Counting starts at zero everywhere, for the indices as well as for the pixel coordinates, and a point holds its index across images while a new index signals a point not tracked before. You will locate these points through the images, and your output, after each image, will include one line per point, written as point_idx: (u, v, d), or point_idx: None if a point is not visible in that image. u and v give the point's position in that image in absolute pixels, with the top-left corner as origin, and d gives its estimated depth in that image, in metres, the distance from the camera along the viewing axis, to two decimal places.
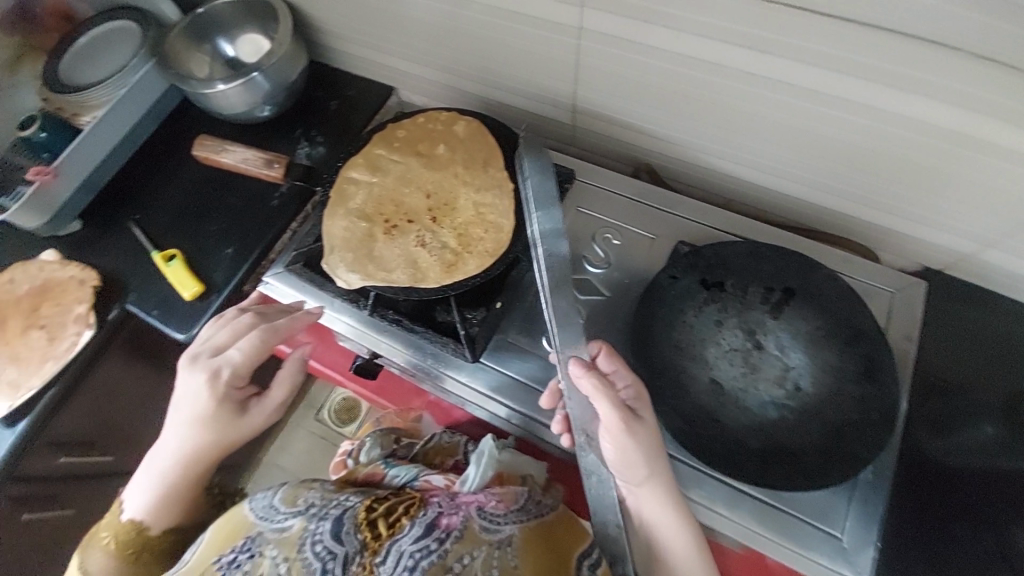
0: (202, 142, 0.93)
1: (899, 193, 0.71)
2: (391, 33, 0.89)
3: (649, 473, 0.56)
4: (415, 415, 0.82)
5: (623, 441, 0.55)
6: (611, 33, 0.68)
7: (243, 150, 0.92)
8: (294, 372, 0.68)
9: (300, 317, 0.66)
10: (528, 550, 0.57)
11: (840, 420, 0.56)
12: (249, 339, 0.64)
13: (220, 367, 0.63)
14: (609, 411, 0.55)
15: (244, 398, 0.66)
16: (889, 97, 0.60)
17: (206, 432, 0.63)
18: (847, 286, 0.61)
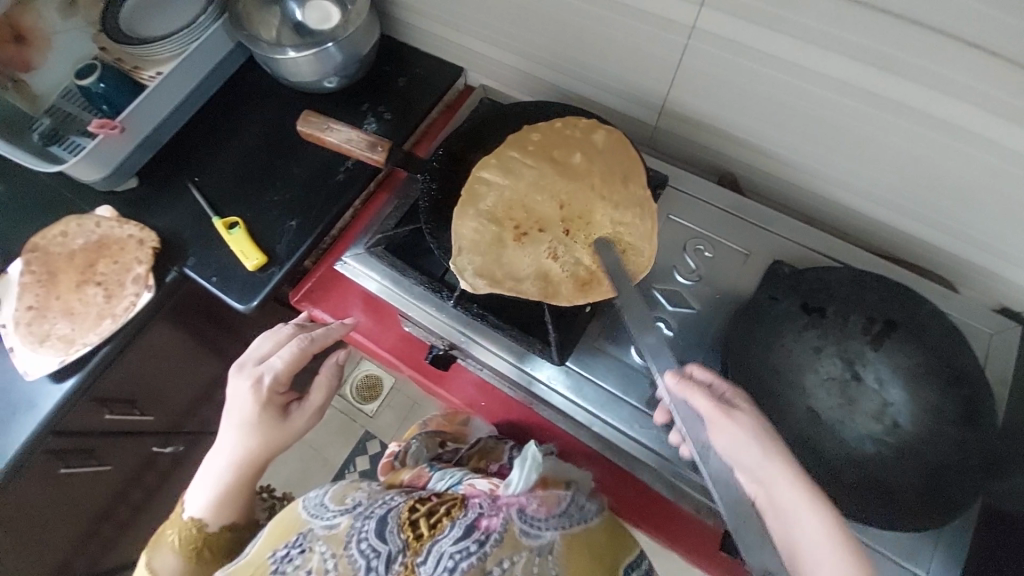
0: (309, 118, 0.76)
1: (1004, 234, 0.67)
2: (475, 10, 0.84)
3: (763, 463, 0.50)
4: (462, 418, 0.85)
5: (729, 434, 0.52)
6: (727, 37, 0.65)
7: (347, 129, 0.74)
8: (330, 377, 0.70)
9: (336, 328, 0.69)
10: (569, 556, 0.59)
11: (937, 462, 0.55)
12: (289, 347, 0.66)
13: (262, 372, 0.65)
14: (707, 403, 0.53)
15: (285, 403, 0.68)
16: (1021, 137, 0.57)
17: (254, 433, 0.65)
18: (952, 325, 0.59)
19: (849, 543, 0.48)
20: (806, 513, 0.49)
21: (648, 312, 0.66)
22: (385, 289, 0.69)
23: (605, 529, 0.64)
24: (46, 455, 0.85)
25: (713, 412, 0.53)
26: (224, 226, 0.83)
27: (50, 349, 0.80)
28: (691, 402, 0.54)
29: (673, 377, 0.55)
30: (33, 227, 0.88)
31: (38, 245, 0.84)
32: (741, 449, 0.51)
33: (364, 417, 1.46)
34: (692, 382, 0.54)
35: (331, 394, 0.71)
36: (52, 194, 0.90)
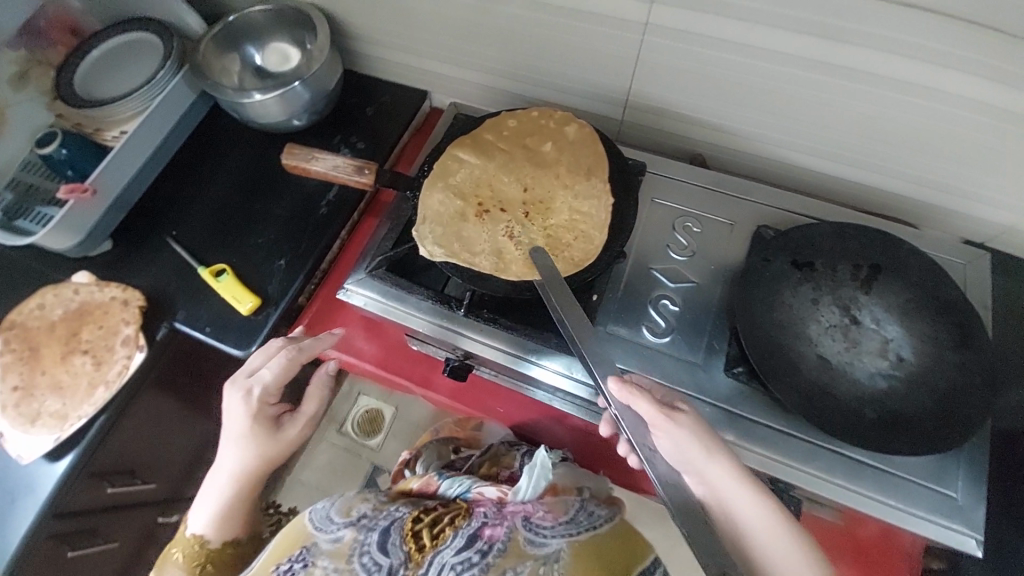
0: (292, 150, 0.76)
1: (957, 172, 0.72)
2: (434, 33, 0.87)
3: (706, 457, 0.55)
4: (475, 424, 0.85)
5: (672, 434, 0.56)
6: (678, 28, 0.70)
7: (333, 157, 0.75)
8: (320, 387, 0.71)
9: (325, 338, 0.68)
10: (578, 564, 0.56)
11: (945, 386, 0.58)
12: (279, 358, 0.65)
13: (252, 384, 0.65)
14: (649, 406, 0.56)
15: (278, 414, 0.68)
16: (957, 81, 0.62)
17: (248, 447, 0.65)
18: (930, 260, 0.64)
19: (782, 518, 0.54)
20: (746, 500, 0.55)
21: (650, 293, 0.68)
22: (391, 309, 0.69)
23: (618, 537, 0.61)
24: (53, 539, 0.80)
25: (654, 416, 0.56)
26: (211, 275, 0.82)
27: (43, 428, 0.75)
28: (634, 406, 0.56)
29: (615, 381, 0.57)
30: (5, 306, 0.84)
31: (15, 322, 0.80)
32: (684, 449, 0.56)
33: (369, 452, 1.41)
34: (634, 387, 0.56)
35: (323, 403, 0.71)
36: (21, 269, 0.86)
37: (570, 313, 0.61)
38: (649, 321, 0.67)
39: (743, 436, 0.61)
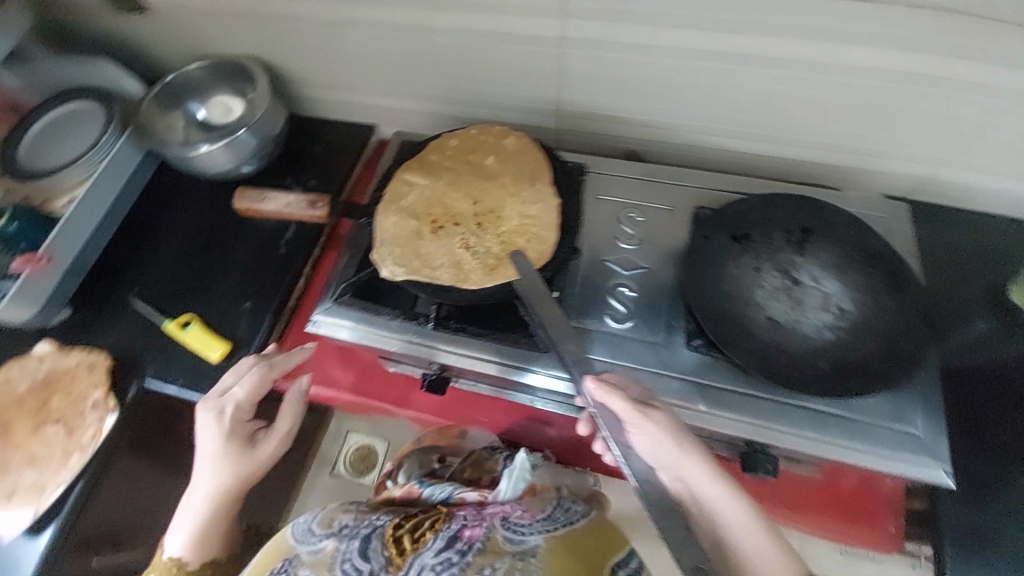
0: (246, 195, 0.90)
1: (867, 135, 0.79)
2: (371, 69, 0.91)
3: (682, 454, 0.57)
4: (458, 431, 0.81)
5: (649, 433, 0.57)
6: (593, 37, 0.76)
7: (284, 195, 0.89)
8: (295, 404, 0.70)
9: (296, 351, 0.69)
10: (552, 558, 0.60)
11: (886, 328, 0.62)
12: (249, 376, 0.66)
13: (224, 402, 0.65)
14: (626, 405, 0.57)
15: (252, 432, 0.68)
16: (845, 53, 0.69)
17: (221, 466, 0.65)
18: (854, 217, 0.69)
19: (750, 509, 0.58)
20: (718, 496, 0.58)
21: (607, 283, 0.72)
22: (360, 333, 0.70)
23: (594, 530, 0.64)
24: None
25: (629, 414, 0.57)
26: (176, 327, 0.81)
27: (19, 503, 0.73)
28: (611, 405, 0.58)
29: (592, 381, 0.58)
30: None
31: None
32: (660, 447, 0.57)
33: (365, 492, 1.34)
34: (610, 387, 0.58)
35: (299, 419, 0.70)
36: None
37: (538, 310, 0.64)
38: (610, 309, 0.70)
39: (714, 404, 0.63)
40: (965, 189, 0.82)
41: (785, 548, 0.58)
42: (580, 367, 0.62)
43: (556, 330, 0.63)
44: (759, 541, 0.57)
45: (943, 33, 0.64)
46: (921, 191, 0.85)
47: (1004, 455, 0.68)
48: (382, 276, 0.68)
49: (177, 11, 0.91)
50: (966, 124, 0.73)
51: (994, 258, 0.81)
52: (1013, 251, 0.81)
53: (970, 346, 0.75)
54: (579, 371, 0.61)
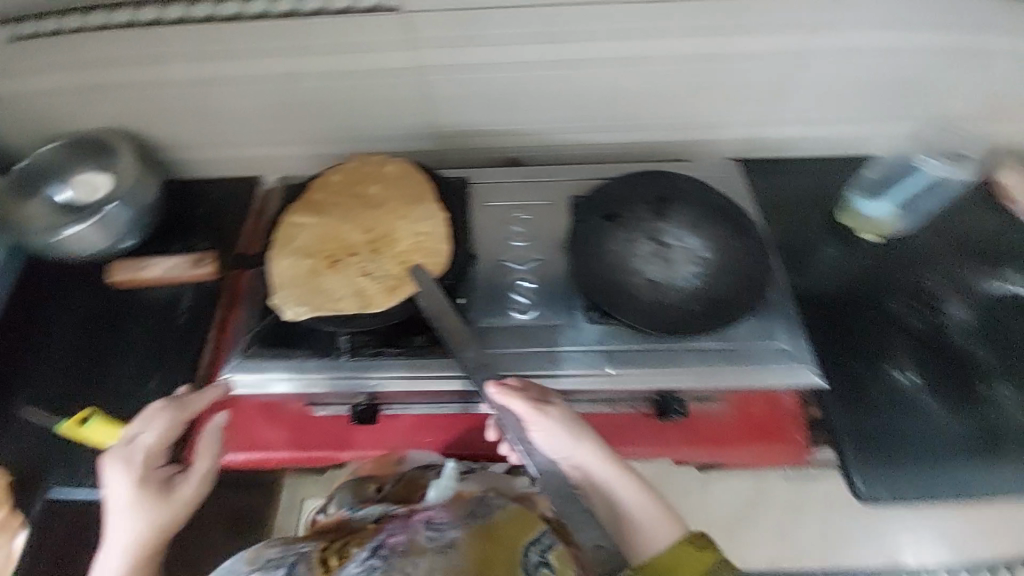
0: (118, 268, 0.87)
1: (697, 111, 0.92)
2: (243, 122, 0.92)
3: (575, 443, 0.65)
4: (393, 457, 0.78)
5: (544, 427, 0.65)
6: (444, 62, 0.84)
7: (163, 259, 0.87)
8: (213, 441, 0.66)
9: (207, 391, 0.68)
10: (473, 547, 0.57)
11: (738, 266, 0.73)
12: (160, 420, 0.65)
13: (133, 450, 0.63)
14: (523, 405, 0.64)
15: (169, 478, 0.64)
16: (650, 45, 0.83)
17: (133, 518, 0.60)
18: (697, 181, 0.81)
19: (642, 484, 0.66)
20: (613, 478, 0.66)
21: (507, 280, 0.78)
22: (277, 380, 0.71)
23: (512, 518, 0.62)
24: None
25: (528, 414, 0.64)
26: (75, 426, 0.74)
27: None
28: (510, 407, 0.65)
29: (492, 385, 0.65)
30: None
31: None
32: (556, 438, 0.65)
33: None
34: (508, 390, 0.65)
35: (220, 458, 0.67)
36: None
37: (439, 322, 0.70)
38: (513, 303, 0.76)
39: (618, 363, 0.71)
40: (782, 143, 0.98)
41: (676, 517, 0.65)
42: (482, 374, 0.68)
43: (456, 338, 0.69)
44: (651, 511, 0.65)
45: (708, 19, 0.81)
46: (755, 150, 0.99)
47: (858, 350, 0.81)
48: (287, 319, 0.70)
49: (26, 95, 0.88)
50: (760, 89, 0.90)
51: (821, 194, 0.96)
52: (834, 185, 0.97)
53: (816, 270, 0.89)
54: (482, 379, 0.67)
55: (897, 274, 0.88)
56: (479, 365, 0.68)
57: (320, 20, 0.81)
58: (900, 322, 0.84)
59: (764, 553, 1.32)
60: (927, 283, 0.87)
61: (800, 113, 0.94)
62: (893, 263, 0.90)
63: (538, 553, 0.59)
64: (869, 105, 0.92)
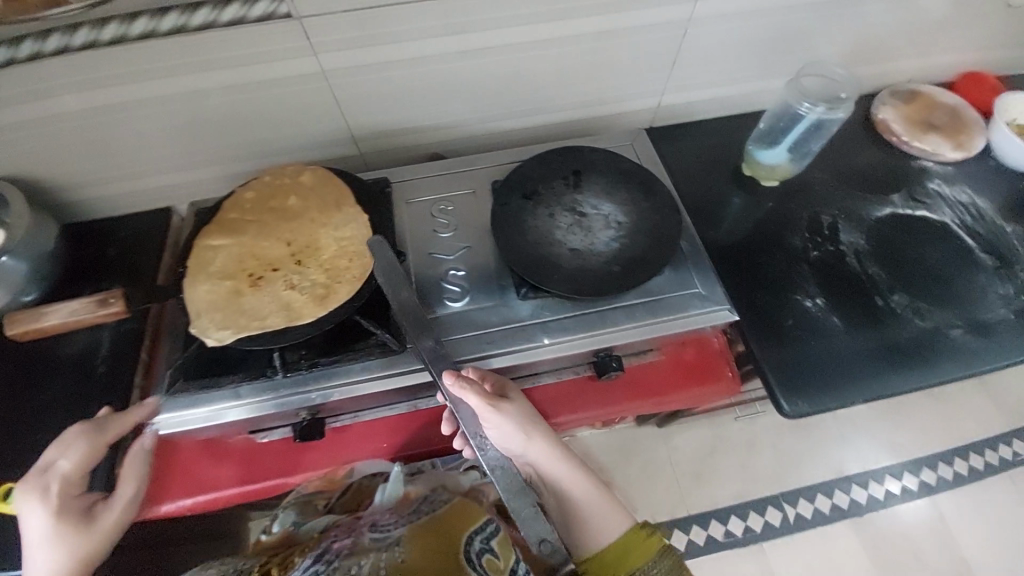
0: (16, 317, 0.78)
1: (607, 86, 0.95)
2: (139, 152, 0.86)
3: (524, 438, 0.69)
4: (343, 472, 0.82)
5: (498, 421, 0.67)
6: (350, 65, 0.80)
7: (65, 303, 0.79)
8: (139, 465, 0.66)
9: (133, 412, 0.66)
10: (415, 541, 0.61)
11: (653, 225, 0.78)
12: (79, 445, 0.63)
13: (49, 479, 0.60)
14: (479, 398, 0.66)
15: (89, 506, 0.61)
16: (560, 26, 0.82)
17: (53, 546, 0.57)
18: (605, 151, 0.85)
19: (586, 474, 0.71)
20: (559, 469, 0.70)
21: (440, 271, 0.79)
22: (212, 411, 0.69)
23: (453, 514, 0.68)
24: None
25: (482, 408, 0.66)
26: None
27: None
28: (466, 399, 0.66)
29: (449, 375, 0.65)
30: None
31: None
32: (508, 431, 0.68)
33: None
34: (466, 382, 0.66)
35: (143, 485, 0.66)
36: None
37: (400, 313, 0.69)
38: (447, 293, 0.77)
39: (554, 334, 0.74)
40: (685, 106, 1.04)
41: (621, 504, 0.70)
42: (440, 364, 0.68)
43: (415, 326, 0.69)
44: (595, 498, 0.70)
45: None
46: (661, 116, 1.05)
47: (772, 285, 0.89)
48: (211, 345, 0.68)
49: None
50: (667, 58, 0.92)
51: (725, 151, 1.04)
52: (734, 141, 1.05)
53: (728, 219, 0.96)
54: (439, 370, 0.68)
55: (796, 212, 0.97)
56: (436, 355, 0.69)
57: (209, 37, 0.71)
58: (803, 254, 0.92)
59: (727, 489, 1.42)
60: (822, 216, 0.96)
61: (700, 78, 0.99)
62: (792, 203, 0.98)
63: (480, 540, 0.64)
64: (763, 63, 0.99)
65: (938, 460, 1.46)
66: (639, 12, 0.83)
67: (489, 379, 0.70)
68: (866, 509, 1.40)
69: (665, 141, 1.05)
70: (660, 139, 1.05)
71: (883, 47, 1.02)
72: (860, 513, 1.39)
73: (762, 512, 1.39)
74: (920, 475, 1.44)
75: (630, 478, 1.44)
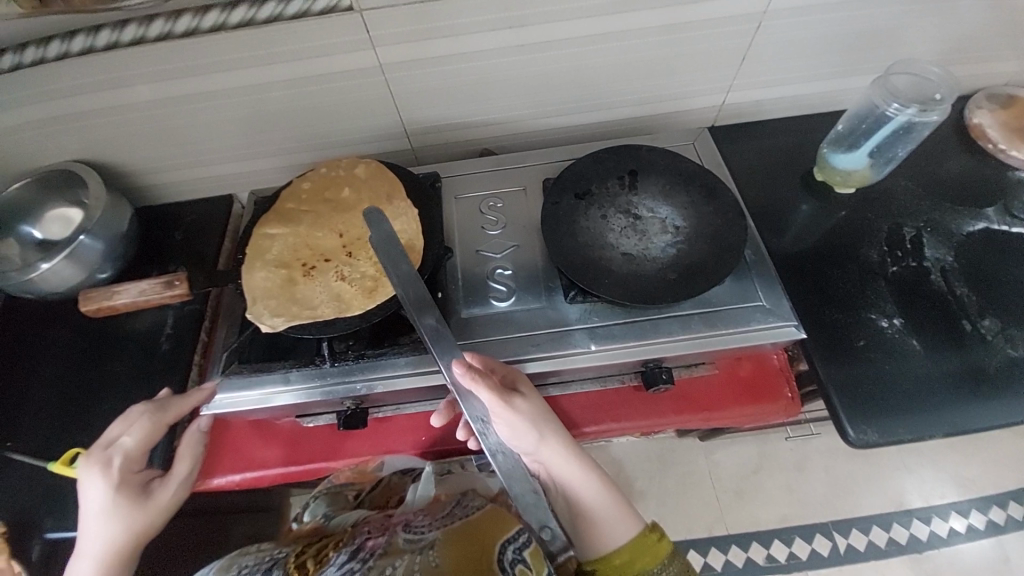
0: (89, 295, 0.80)
1: (669, 82, 0.91)
2: (206, 142, 0.89)
3: (538, 434, 0.66)
4: (374, 465, 0.83)
5: (510, 416, 0.64)
6: (407, 59, 0.80)
7: (133, 283, 0.80)
8: (193, 445, 0.69)
9: (191, 396, 0.69)
10: (448, 547, 0.57)
11: (713, 231, 0.73)
12: (141, 424, 0.65)
13: (112, 454, 0.63)
14: (491, 392, 0.63)
15: (147, 481, 0.64)
16: (619, 21, 0.79)
17: (112, 519, 0.60)
18: (664, 150, 0.80)
19: (598, 477, 0.68)
20: (571, 470, 0.67)
21: (487, 269, 0.78)
22: (261, 394, 0.71)
23: (486, 518, 0.62)
24: None
25: (492, 402, 0.63)
26: (64, 465, 0.72)
27: None
28: (477, 391, 0.63)
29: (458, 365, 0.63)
30: None
31: None
32: (518, 427, 0.65)
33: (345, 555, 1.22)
34: (478, 374, 0.63)
35: (197, 464, 0.69)
36: None
37: (421, 313, 0.67)
38: (493, 291, 0.76)
39: (600, 340, 0.71)
40: (752, 105, 0.98)
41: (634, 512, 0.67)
42: (446, 352, 0.65)
43: (431, 331, 0.66)
44: (605, 503, 0.66)
45: None
46: (725, 115, 1.00)
47: (842, 302, 0.82)
48: (264, 331, 0.69)
49: None
50: (735, 53, 0.87)
51: (793, 155, 0.97)
52: (804, 145, 0.98)
53: (797, 227, 0.89)
54: (447, 358, 0.65)
55: (871, 222, 0.89)
56: (448, 344, 0.65)
57: (273, 30, 0.73)
58: (878, 269, 0.85)
59: (771, 510, 1.34)
60: (905, 228, 0.88)
61: (771, 76, 0.92)
62: (869, 213, 0.90)
63: (514, 551, 0.58)
64: (844, 61, 0.91)
65: (1011, 498, 1.32)
66: (705, 5, 0.78)
67: (501, 371, 0.68)
68: (926, 545, 1.28)
69: (727, 142, 0.99)
70: (721, 139, 0.99)
71: (984, 45, 0.91)
72: (918, 548, 1.28)
73: (808, 538, 1.30)
74: (989, 513, 1.31)
75: (666, 489, 1.39)
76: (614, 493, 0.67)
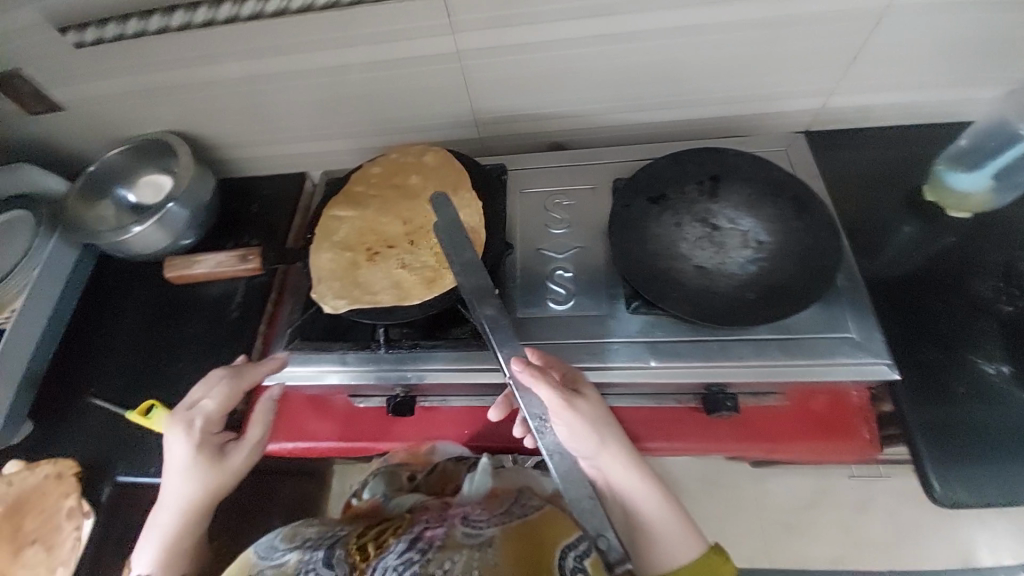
0: (174, 264, 0.88)
1: (764, 82, 0.83)
2: (286, 120, 0.92)
3: (600, 441, 0.61)
4: (426, 449, 0.82)
5: (570, 418, 0.60)
6: (486, 45, 0.77)
7: (213, 256, 0.87)
8: (266, 412, 0.69)
9: (262, 364, 0.70)
10: (507, 547, 0.57)
11: (802, 249, 0.66)
12: (218, 388, 0.67)
13: (193, 416, 0.65)
14: (551, 392, 0.59)
15: (224, 442, 0.67)
16: (715, 12, 0.73)
17: (191, 477, 0.63)
18: (753, 156, 0.74)
19: (661, 491, 0.62)
20: (632, 481, 0.62)
21: (547, 270, 0.75)
22: (318, 371, 0.73)
23: (543, 521, 0.62)
24: None
25: (554, 403, 0.60)
26: (140, 415, 0.77)
27: None
28: (537, 389, 0.59)
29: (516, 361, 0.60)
30: None
31: None
32: (578, 431, 0.60)
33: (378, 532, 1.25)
34: (538, 372, 0.60)
35: (270, 429, 0.70)
36: None
37: (483, 303, 0.64)
38: (551, 293, 0.73)
39: (661, 356, 0.67)
40: (858, 111, 0.88)
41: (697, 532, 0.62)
42: (506, 344, 0.62)
43: (491, 322, 0.63)
44: (668, 520, 0.61)
45: None
46: (823, 121, 0.90)
47: (947, 342, 0.72)
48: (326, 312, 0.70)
49: (86, 104, 0.90)
50: (846, 52, 0.78)
51: (900, 170, 0.86)
52: (916, 159, 0.87)
53: (901, 251, 0.79)
54: (507, 351, 0.62)
55: (984, 253, 0.78)
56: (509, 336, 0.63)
57: (359, 11, 0.73)
58: (989, 307, 0.74)
59: (825, 550, 1.24)
60: None
61: (885, 80, 0.82)
62: (984, 241, 0.79)
63: (575, 558, 0.58)
64: (979, 66, 0.79)
65: None
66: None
67: (561, 369, 0.63)
68: None
69: (822, 151, 0.90)
70: (815, 147, 0.90)
71: None
72: None
73: None
74: None
75: (707, 514, 1.31)
76: (676, 510, 0.62)
